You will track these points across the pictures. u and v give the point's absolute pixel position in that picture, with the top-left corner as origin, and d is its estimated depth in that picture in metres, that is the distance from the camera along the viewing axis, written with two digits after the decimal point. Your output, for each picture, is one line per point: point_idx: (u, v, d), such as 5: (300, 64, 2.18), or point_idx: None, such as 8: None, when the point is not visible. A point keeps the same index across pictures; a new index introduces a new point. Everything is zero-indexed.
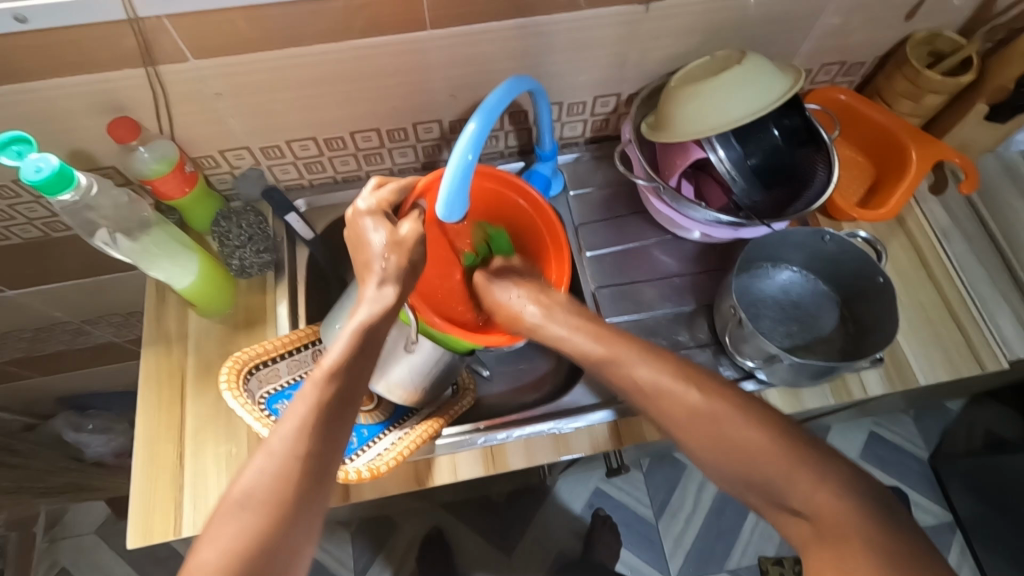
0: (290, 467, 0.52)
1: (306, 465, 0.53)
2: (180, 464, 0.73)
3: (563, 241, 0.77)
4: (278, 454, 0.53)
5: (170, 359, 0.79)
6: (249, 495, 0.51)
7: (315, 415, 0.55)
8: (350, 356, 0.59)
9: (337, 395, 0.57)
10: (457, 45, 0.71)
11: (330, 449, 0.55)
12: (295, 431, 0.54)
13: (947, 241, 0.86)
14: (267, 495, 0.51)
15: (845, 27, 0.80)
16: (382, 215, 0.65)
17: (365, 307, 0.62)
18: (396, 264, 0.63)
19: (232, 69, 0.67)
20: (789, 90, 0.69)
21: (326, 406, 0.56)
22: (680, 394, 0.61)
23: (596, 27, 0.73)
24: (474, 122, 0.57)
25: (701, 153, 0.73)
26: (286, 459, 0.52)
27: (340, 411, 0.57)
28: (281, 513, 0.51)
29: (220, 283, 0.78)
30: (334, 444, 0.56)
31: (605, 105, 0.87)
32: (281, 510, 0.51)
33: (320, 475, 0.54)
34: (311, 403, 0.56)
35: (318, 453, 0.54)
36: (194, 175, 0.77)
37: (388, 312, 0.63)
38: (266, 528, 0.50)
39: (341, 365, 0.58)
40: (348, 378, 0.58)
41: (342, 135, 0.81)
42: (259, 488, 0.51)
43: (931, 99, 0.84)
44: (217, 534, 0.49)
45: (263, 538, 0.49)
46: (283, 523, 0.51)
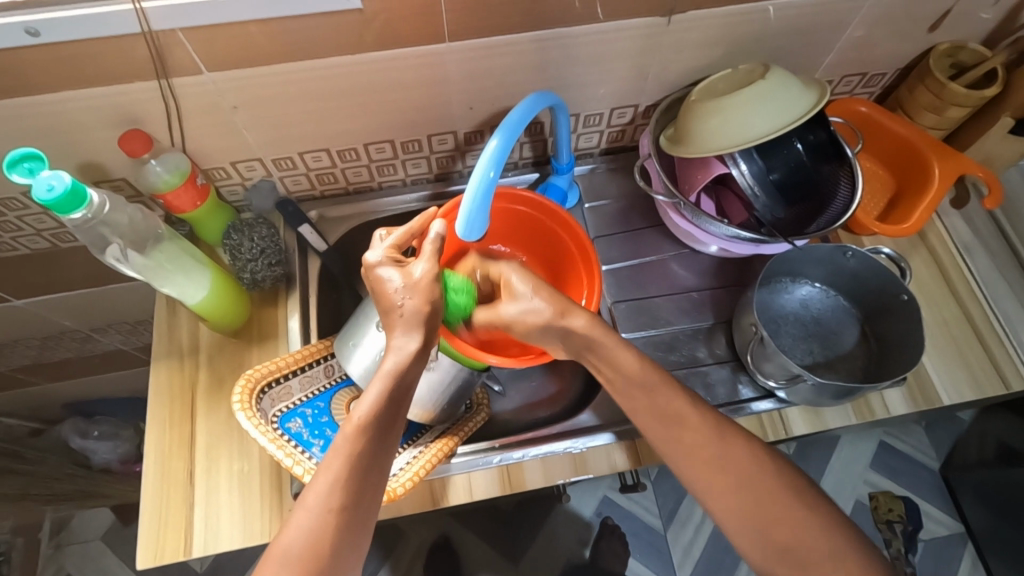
0: (326, 523, 0.52)
1: (342, 519, 0.52)
2: (191, 482, 0.72)
3: (591, 250, 0.74)
4: (313, 509, 0.52)
5: (182, 374, 0.78)
6: (286, 552, 0.51)
7: (350, 469, 0.54)
8: (382, 404, 0.58)
9: (372, 445, 0.55)
10: (475, 57, 0.70)
11: (365, 500, 0.54)
12: (329, 486, 0.53)
13: (970, 257, 0.85)
14: (304, 551, 0.50)
15: (869, 39, 0.79)
16: (394, 261, 0.64)
17: (393, 354, 0.60)
18: (417, 307, 0.62)
19: (246, 81, 0.66)
20: (814, 105, 0.68)
21: (360, 458, 0.54)
22: (705, 418, 0.59)
23: (616, 39, 0.71)
24: (496, 140, 0.56)
25: (722, 168, 0.72)
26: (321, 515, 0.52)
27: (374, 461, 0.55)
28: (319, 568, 0.50)
29: (234, 298, 0.76)
30: (369, 493, 0.55)
31: (622, 117, 0.85)
32: (319, 565, 0.51)
33: (355, 527, 0.53)
34: (343, 456, 0.54)
35: (353, 505, 0.53)
36: (206, 188, 0.76)
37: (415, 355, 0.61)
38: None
39: (374, 414, 0.57)
40: (381, 427, 0.57)
41: (356, 146, 0.80)
42: (295, 545, 0.51)
43: (954, 112, 0.82)
44: None
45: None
46: None
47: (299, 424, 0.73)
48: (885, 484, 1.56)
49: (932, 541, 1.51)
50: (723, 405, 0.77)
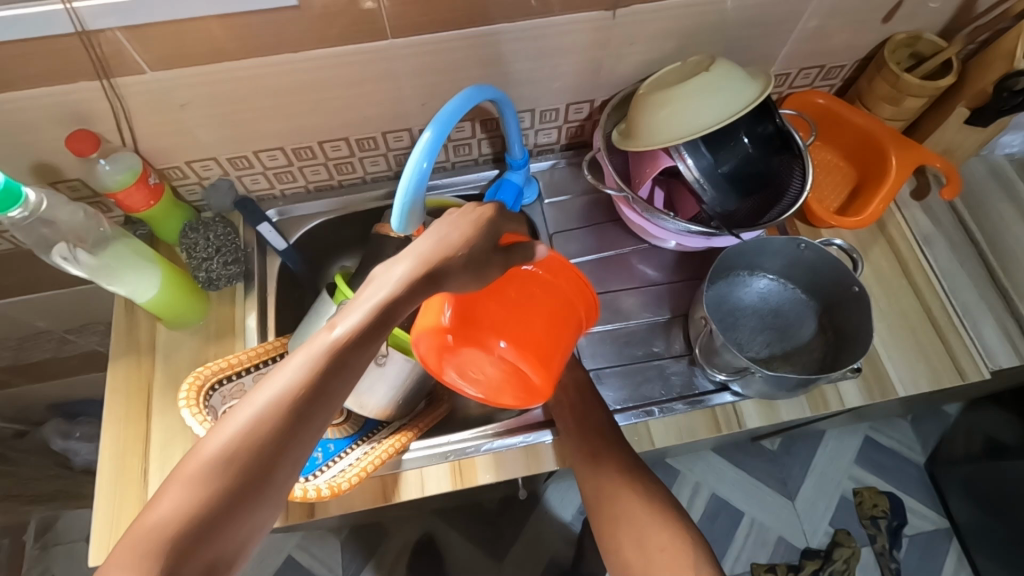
0: (256, 435, 0.42)
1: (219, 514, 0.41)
2: (146, 478, 0.72)
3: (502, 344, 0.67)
4: (187, 494, 0.41)
5: (139, 372, 0.78)
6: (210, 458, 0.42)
7: (249, 454, 0.42)
8: (311, 377, 0.44)
9: (280, 427, 0.43)
10: (421, 54, 0.70)
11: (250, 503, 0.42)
12: (214, 470, 0.42)
13: (930, 249, 0.84)
14: (192, 495, 0.41)
15: (823, 31, 0.79)
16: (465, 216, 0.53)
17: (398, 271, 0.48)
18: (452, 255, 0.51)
19: (193, 81, 0.67)
20: (759, 97, 0.67)
21: (288, 408, 0.43)
22: None
23: (563, 33, 0.71)
24: (430, 132, 0.56)
25: (669, 162, 0.71)
26: (193, 499, 0.41)
27: (332, 381, 0.45)
28: (222, 494, 0.41)
29: (187, 294, 0.77)
30: (270, 491, 0.43)
31: (579, 112, 0.85)
32: (230, 485, 0.42)
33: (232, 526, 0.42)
34: (308, 364, 0.44)
35: (238, 502, 0.42)
36: (160, 187, 0.76)
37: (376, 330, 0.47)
38: (201, 506, 0.41)
39: (302, 387, 0.44)
40: (301, 413, 0.43)
41: (312, 144, 0.80)
42: (220, 453, 0.42)
43: (911, 102, 0.82)
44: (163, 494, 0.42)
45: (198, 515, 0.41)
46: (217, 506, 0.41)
47: None
48: (870, 480, 1.55)
49: (916, 536, 1.50)
50: (681, 399, 0.76)
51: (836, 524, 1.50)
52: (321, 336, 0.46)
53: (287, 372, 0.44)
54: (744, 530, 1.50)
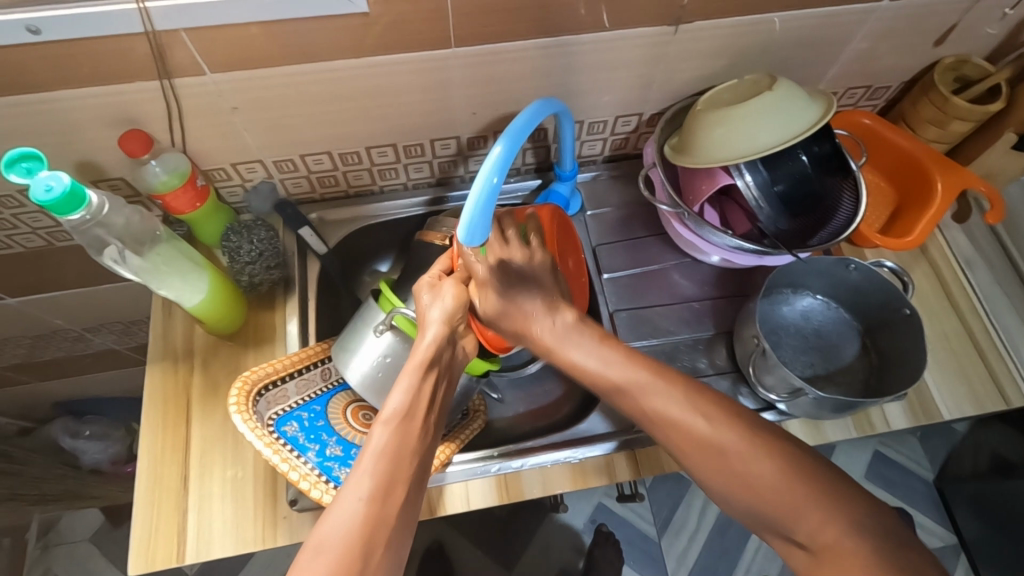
0: (399, 426, 0.55)
1: (375, 551, 0.47)
2: (185, 487, 0.71)
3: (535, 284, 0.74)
4: (329, 547, 0.46)
5: (177, 377, 0.77)
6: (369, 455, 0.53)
7: (392, 458, 0.52)
8: (398, 429, 0.55)
9: (389, 479, 0.51)
10: (480, 64, 0.69)
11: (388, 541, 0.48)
12: (359, 522, 0.48)
13: (971, 272, 0.85)
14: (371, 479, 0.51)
15: (874, 53, 0.79)
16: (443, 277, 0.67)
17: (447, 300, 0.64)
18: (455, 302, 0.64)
19: (251, 84, 0.66)
20: (819, 121, 0.67)
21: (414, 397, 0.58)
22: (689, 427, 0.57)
23: (622, 47, 0.71)
24: (500, 146, 0.55)
25: (728, 179, 0.71)
26: (341, 544, 0.46)
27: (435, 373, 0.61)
28: (393, 469, 0.52)
29: (231, 299, 0.75)
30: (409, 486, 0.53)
31: (626, 125, 0.85)
32: (396, 468, 0.52)
33: (378, 566, 0.47)
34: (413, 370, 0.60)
35: (390, 538, 0.48)
36: (205, 189, 0.75)
37: (430, 380, 0.60)
38: (380, 489, 0.50)
39: (399, 434, 0.55)
40: (401, 452, 0.54)
41: (358, 150, 0.79)
42: (380, 449, 0.53)
43: (958, 126, 0.82)
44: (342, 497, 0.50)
45: (382, 495, 0.50)
46: (393, 484, 0.51)
47: (295, 427, 0.71)
48: (879, 494, 1.55)
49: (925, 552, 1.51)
50: None
51: None
52: (383, 420, 0.56)
53: (379, 436, 0.54)
54: (755, 543, 1.50)
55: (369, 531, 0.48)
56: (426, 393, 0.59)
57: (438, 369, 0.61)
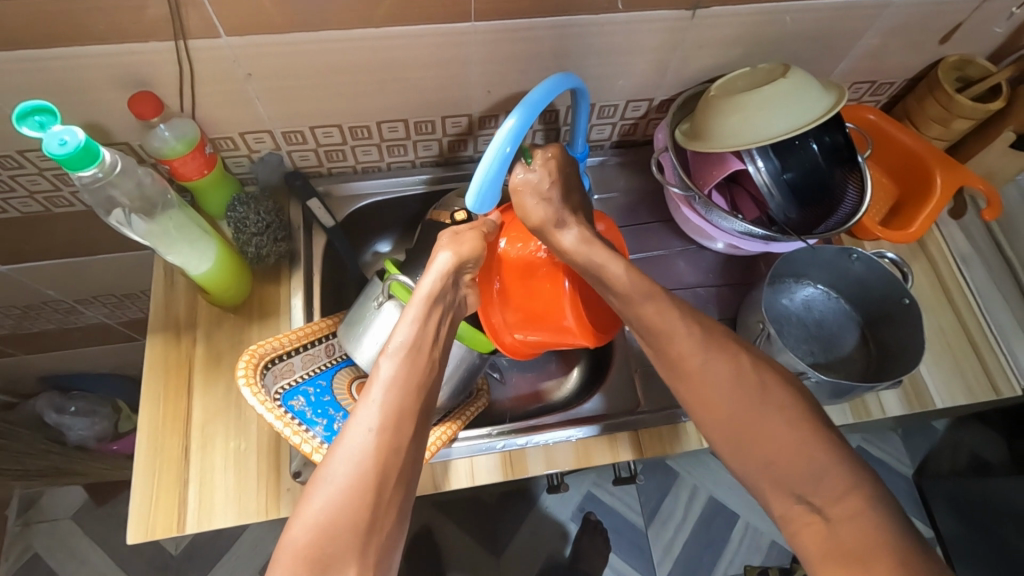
0: (406, 371, 0.55)
1: (388, 485, 0.50)
2: (186, 458, 0.70)
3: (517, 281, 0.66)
4: (338, 481, 0.49)
5: (179, 349, 0.76)
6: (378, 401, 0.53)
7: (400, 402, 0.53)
8: (407, 362, 0.55)
9: (396, 415, 0.52)
10: (499, 40, 0.69)
11: (400, 473, 0.51)
12: (369, 453, 0.50)
13: (967, 268, 0.87)
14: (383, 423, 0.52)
15: (885, 48, 0.80)
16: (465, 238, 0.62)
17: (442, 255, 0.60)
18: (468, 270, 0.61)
19: (267, 51, 0.65)
20: (831, 109, 0.68)
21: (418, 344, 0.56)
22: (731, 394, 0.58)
23: (641, 30, 0.71)
24: (513, 118, 0.55)
25: (740, 164, 0.71)
26: (353, 477, 0.49)
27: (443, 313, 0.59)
28: (403, 412, 0.53)
29: (236, 270, 0.74)
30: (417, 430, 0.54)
31: (637, 110, 0.86)
32: (405, 413, 0.53)
33: (392, 499, 0.50)
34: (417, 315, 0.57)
35: (400, 472, 0.51)
36: (213, 157, 0.74)
37: (438, 316, 0.58)
38: (389, 432, 0.51)
39: (405, 372, 0.55)
40: (410, 386, 0.54)
41: (368, 124, 0.79)
42: (390, 394, 0.53)
43: (960, 124, 0.84)
44: (350, 438, 0.51)
45: (394, 441, 0.51)
46: (405, 430, 0.52)
47: (302, 402, 0.69)
48: None
49: None
50: None
51: None
52: (386, 358, 0.55)
53: (384, 371, 0.55)
54: (740, 535, 1.52)
55: (377, 474, 0.49)
56: (433, 330, 0.58)
57: (442, 310, 0.59)
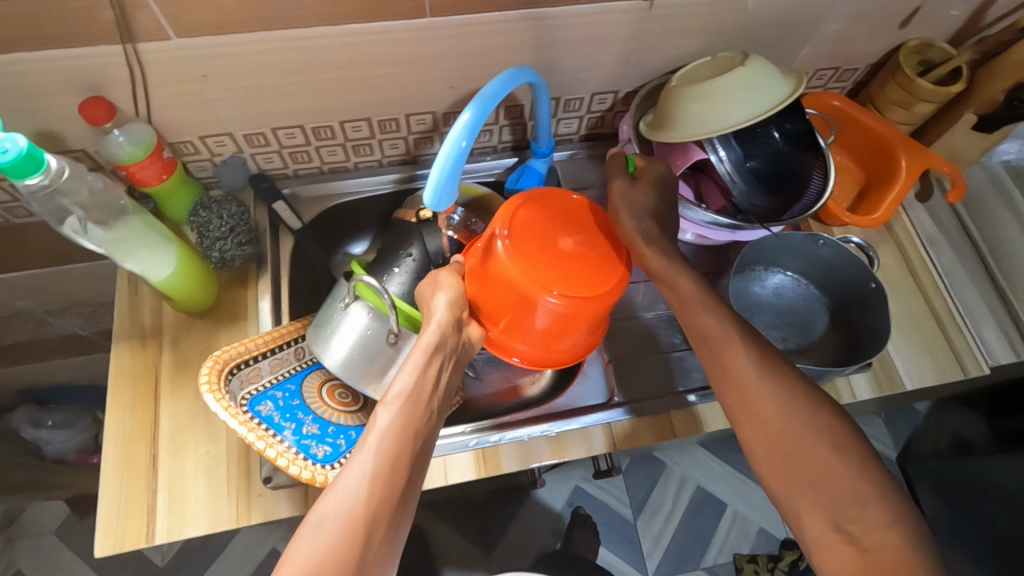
0: (406, 419, 0.54)
1: (376, 536, 0.49)
2: (154, 466, 0.69)
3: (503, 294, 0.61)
4: (327, 528, 0.48)
5: (145, 357, 0.74)
6: (377, 450, 0.52)
7: (398, 450, 0.52)
8: (406, 409, 0.55)
9: (390, 463, 0.51)
10: (457, 36, 0.68)
11: (388, 524, 0.50)
12: (360, 502, 0.49)
13: (933, 250, 0.87)
14: (379, 471, 0.51)
15: (845, 35, 0.81)
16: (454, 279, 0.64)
17: (444, 305, 0.61)
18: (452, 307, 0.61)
19: (220, 52, 0.64)
20: (790, 95, 0.68)
21: (417, 392, 0.56)
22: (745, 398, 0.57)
23: (600, 22, 0.71)
24: (468, 113, 0.55)
25: (702, 153, 0.72)
26: (342, 527, 0.48)
27: (445, 360, 0.59)
28: (400, 461, 0.52)
29: (200, 276, 0.73)
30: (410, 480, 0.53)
31: (602, 102, 0.85)
32: (401, 462, 0.52)
33: (377, 551, 0.49)
34: (417, 362, 0.57)
35: (389, 523, 0.50)
36: (172, 162, 0.74)
37: (438, 362, 0.58)
38: (385, 482, 0.51)
39: (403, 420, 0.54)
40: (406, 434, 0.54)
41: (331, 124, 0.78)
42: (388, 442, 0.52)
43: (922, 108, 0.84)
44: (344, 485, 0.50)
45: (389, 491, 0.50)
46: (399, 479, 0.51)
47: (270, 406, 0.69)
48: None
49: None
50: (696, 390, 0.77)
51: None
52: (385, 404, 0.55)
53: (382, 418, 0.54)
54: (728, 523, 1.53)
55: (366, 525, 0.48)
56: (434, 376, 0.58)
57: (445, 356, 0.59)
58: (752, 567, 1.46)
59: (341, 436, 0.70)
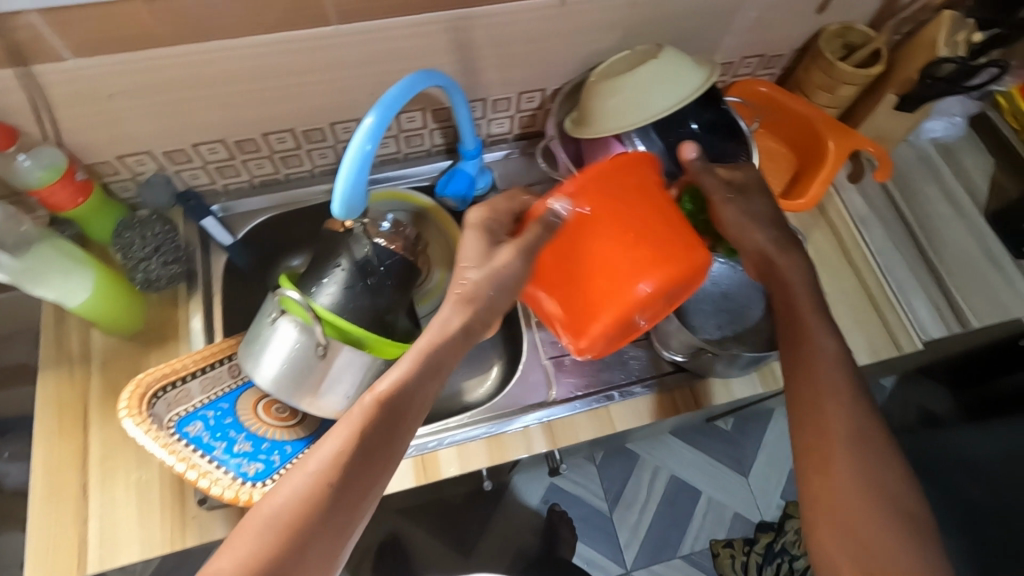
0: (378, 424, 0.52)
1: (312, 541, 0.48)
2: (84, 495, 0.68)
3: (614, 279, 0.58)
4: (267, 521, 0.48)
5: (73, 383, 0.73)
6: (339, 450, 0.51)
7: (358, 454, 0.51)
8: (378, 414, 0.53)
9: (345, 466, 0.50)
10: (368, 42, 0.68)
11: (327, 528, 0.49)
12: (301, 501, 0.49)
13: (865, 229, 0.88)
14: (333, 472, 0.50)
15: (763, 22, 0.81)
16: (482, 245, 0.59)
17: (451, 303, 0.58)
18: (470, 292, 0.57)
19: (123, 69, 0.63)
20: (705, 83, 0.69)
21: (397, 398, 0.54)
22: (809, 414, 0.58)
23: (513, 21, 0.70)
24: (372, 116, 0.55)
25: (622, 148, 0.72)
26: (283, 521, 0.48)
27: (437, 367, 0.57)
28: (360, 464, 0.51)
29: (124, 299, 0.73)
30: (370, 486, 0.51)
31: (531, 101, 0.85)
32: (359, 466, 0.51)
33: (311, 553, 0.48)
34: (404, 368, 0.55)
35: (330, 525, 0.49)
36: (88, 184, 0.71)
37: (430, 370, 0.56)
38: (337, 483, 0.50)
39: (371, 424, 0.52)
40: (373, 442, 0.52)
41: (254, 137, 0.77)
42: (352, 445, 0.51)
43: (846, 90, 0.85)
44: (297, 480, 0.50)
45: (337, 491, 0.49)
46: (352, 483, 0.50)
47: (199, 427, 0.68)
48: None
49: None
50: (639, 381, 0.78)
51: (787, 496, 1.55)
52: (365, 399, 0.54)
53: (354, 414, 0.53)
54: (704, 508, 1.53)
55: (303, 523, 0.48)
56: (422, 385, 0.55)
57: (439, 364, 0.57)
58: (729, 551, 1.47)
59: (275, 451, 0.70)
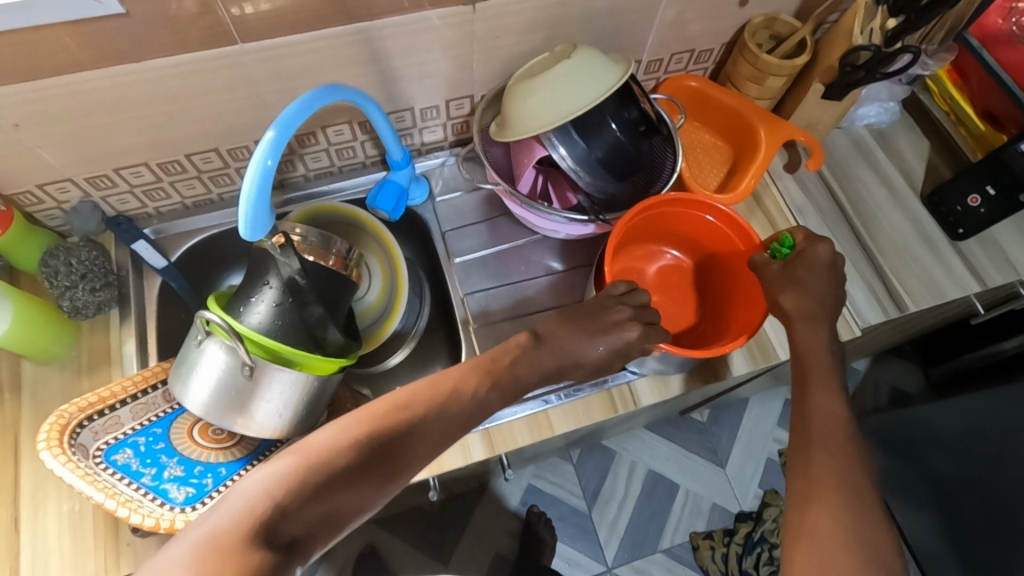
0: (362, 436, 0.51)
1: (254, 538, 0.43)
2: (16, 529, 0.67)
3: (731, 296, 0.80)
4: (219, 510, 0.45)
5: (4, 416, 0.72)
6: (318, 450, 0.50)
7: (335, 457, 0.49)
8: (360, 427, 0.52)
9: (311, 466, 0.48)
10: (277, 58, 0.67)
11: (270, 525, 0.44)
12: (261, 490, 0.46)
13: (803, 219, 0.89)
14: (305, 467, 0.48)
15: (684, 19, 0.82)
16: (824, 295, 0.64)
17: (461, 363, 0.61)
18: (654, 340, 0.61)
19: (25, 98, 0.62)
20: (618, 81, 0.69)
21: (382, 419, 0.53)
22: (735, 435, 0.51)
23: (425, 30, 0.70)
24: (272, 131, 0.55)
25: (542, 151, 0.73)
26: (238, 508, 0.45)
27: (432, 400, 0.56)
28: (334, 468, 0.49)
29: (47, 329, 0.73)
30: (338, 496, 0.48)
31: (460, 107, 0.85)
32: (333, 468, 0.49)
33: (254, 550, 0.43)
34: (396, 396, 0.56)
35: (276, 524, 0.45)
36: (7, 214, 0.71)
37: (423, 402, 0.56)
38: (305, 479, 0.47)
39: (352, 433, 0.51)
40: (349, 449, 0.50)
41: (177, 158, 0.77)
42: (333, 446, 0.50)
43: (773, 81, 0.86)
44: (268, 472, 0.48)
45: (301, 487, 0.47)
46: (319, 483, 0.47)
47: (129, 454, 0.68)
48: None
49: None
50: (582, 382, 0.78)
51: (764, 485, 1.51)
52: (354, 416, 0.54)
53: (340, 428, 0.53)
54: (682, 501, 1.49)
55: (257, 513, 0.44)
56: (413, 411, 0.55)
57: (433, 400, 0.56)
58: (708, 543, 1.43)
59: (207, 474, 0.70)
